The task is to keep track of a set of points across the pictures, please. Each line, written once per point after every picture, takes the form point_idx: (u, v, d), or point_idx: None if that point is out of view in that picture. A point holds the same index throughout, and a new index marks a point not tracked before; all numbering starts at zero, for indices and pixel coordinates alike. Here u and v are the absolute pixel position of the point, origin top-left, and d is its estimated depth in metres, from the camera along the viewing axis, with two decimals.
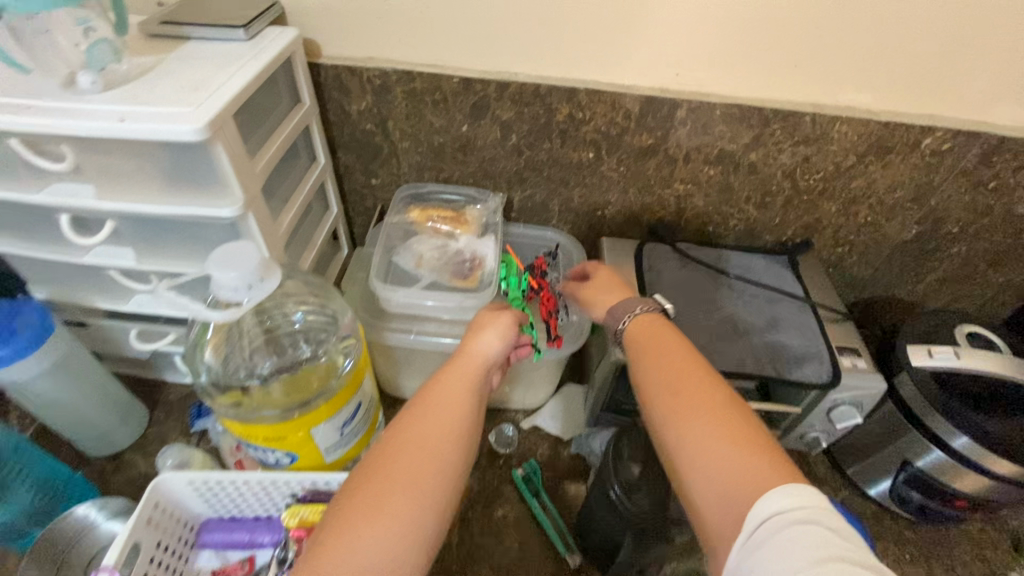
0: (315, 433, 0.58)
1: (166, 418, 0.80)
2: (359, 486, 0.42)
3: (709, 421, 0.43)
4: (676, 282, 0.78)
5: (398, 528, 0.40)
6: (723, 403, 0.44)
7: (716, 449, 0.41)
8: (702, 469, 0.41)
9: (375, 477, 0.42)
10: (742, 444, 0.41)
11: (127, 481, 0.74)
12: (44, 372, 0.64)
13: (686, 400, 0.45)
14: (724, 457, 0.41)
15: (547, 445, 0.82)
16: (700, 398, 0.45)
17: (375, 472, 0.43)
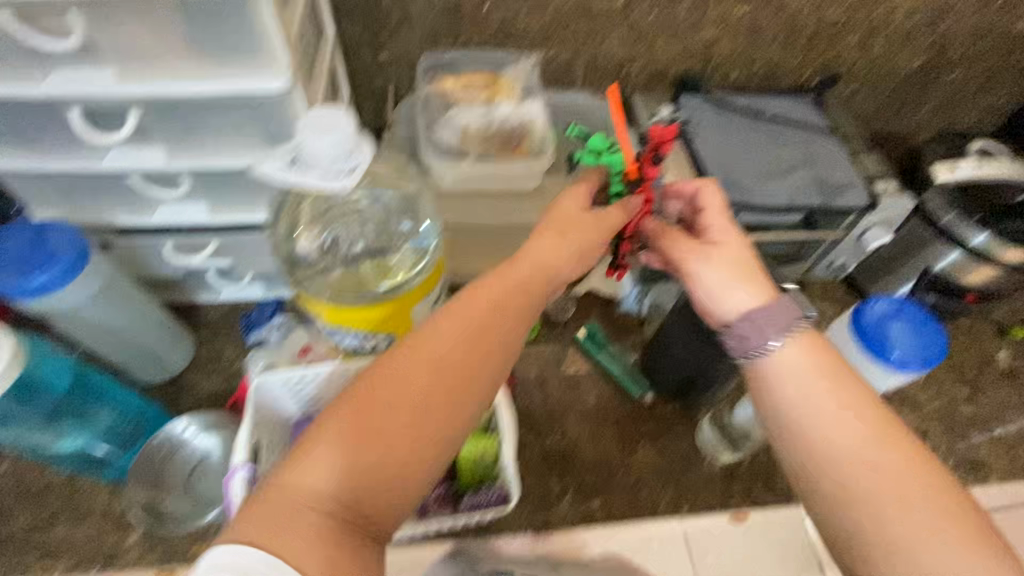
0: (415, 312, 0.59)
1: (214, 337, 0.76)
2: (397, 359, 0.44)
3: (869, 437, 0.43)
4: (719, 130, 0.78)
5: (441, 426, 0.42)
6: (898, 431, 0.44)
7: (914, 492, 0.41)
8: (864, 470, 0.42)
9: (418, 367, 0.43)
10: (935, 486, 0.41)
11: (197, 401, 0.71)
12: (94, 298, 0.58)
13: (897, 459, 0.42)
14: (906, 487, 0.41)
15: (602, 307, 0.85)
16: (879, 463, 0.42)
17: (414, 355, 0.43)
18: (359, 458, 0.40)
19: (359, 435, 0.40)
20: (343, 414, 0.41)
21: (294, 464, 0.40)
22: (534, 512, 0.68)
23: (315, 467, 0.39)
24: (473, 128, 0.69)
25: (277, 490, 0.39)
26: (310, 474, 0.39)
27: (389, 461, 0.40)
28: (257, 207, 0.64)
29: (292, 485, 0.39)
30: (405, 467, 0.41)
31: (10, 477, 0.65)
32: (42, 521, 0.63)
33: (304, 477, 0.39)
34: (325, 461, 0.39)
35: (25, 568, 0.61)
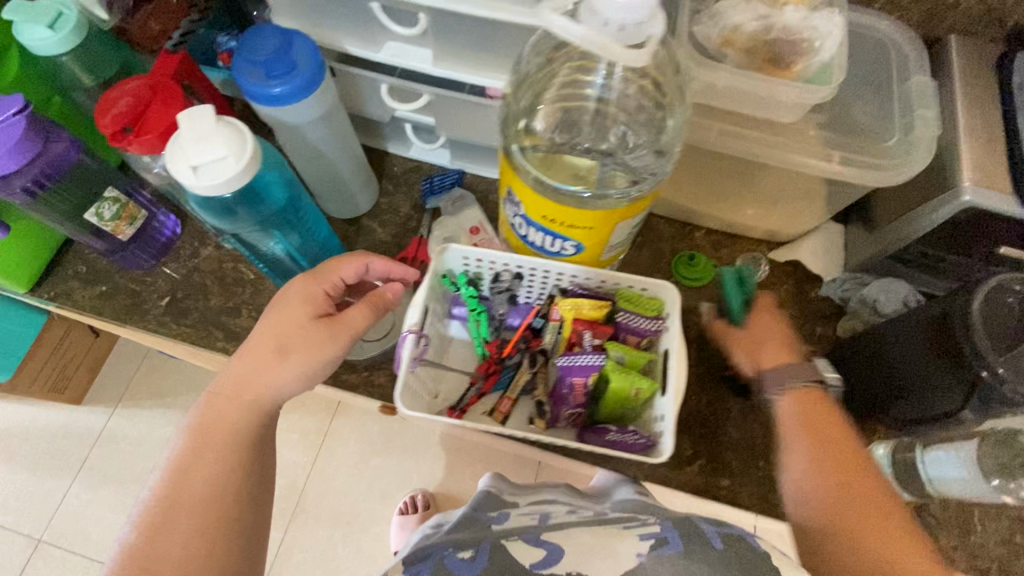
0: (619, 227, 0.52)
1: (395, 192, 0.77)
2: (268, 322, 0.51)
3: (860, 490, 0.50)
4: None
5: (209, 475, 0.47)
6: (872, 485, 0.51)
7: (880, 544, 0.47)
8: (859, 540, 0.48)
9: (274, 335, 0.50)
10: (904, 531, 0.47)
11: (369, 247, 0.74)
12: (318, 121, 0.58)
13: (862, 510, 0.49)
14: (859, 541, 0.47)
15: (794, 282, 0.73)
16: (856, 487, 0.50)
17: (298, 335, 0.50)
18: (285, 338, 0.50)
19: (238, 401, 0.49)
20: (152, 503, 0.46)
21: (218, 404, 0.49)
22: (657, 468, 0.64)
23: (252, 386, 0.49)
24: (741, 33, 0.56)
25: (220, 394, 0.49)
26: (196, 464, 0.47)
27: (176, 525, 0.45)
28: (478, 69, 0.59)
29: (210, 433, 0.48)
30: (249, 387, 0.49)
31: (212, 262, 0.72)
32: (229, 308, 0.71)
33: (288, 327, 0.50)
34: (199, 468, 0.47)
35: (211, 341, 0.69)
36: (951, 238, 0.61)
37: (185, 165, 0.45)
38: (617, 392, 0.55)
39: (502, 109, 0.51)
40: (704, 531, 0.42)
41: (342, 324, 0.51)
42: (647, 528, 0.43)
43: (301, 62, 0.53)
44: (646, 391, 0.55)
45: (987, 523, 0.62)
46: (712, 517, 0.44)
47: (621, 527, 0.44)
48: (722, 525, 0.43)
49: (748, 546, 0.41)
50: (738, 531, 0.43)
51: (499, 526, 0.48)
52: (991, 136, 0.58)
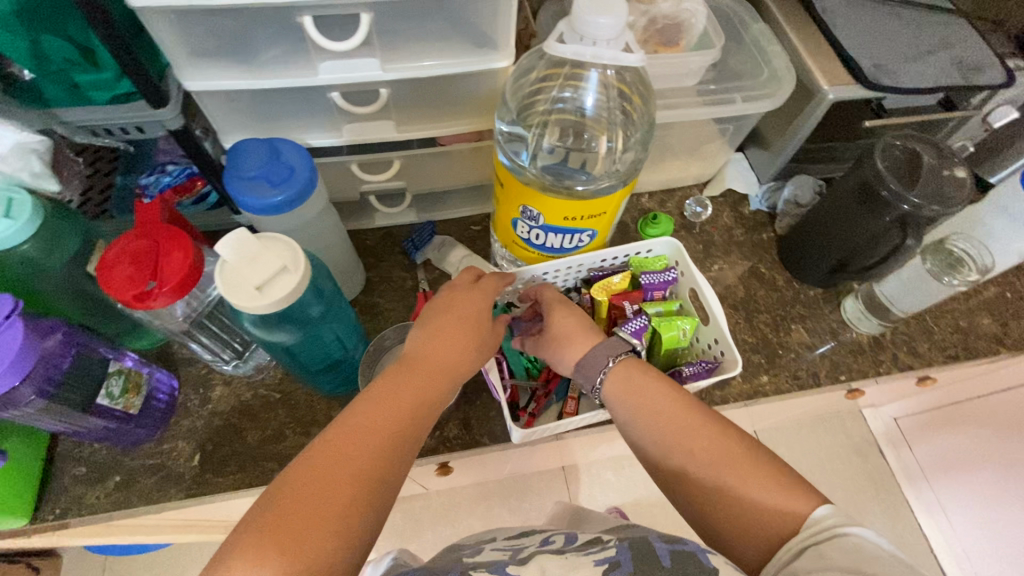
0: (624, 204, 0.61)
1: (380, 261, 0.79)
2: (450, 319, 0.53)
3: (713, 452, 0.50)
4: (853, 18, 0.79)
5: (343, 506, 0.41)
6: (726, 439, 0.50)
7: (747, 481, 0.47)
8: (730, 482, 0.48)
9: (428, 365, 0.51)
10: (768, 475, 0.47)
11: (380, 319, 0.75)
12: (318, 214, 0.59)
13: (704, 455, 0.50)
14: (745, 480, 0.47)
15: (731, 207, 0.88)
16: (680, 428, 0.52)
17: (485, 336, 0.56)
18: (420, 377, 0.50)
19: (423, 390, 0.49)
20: (318, 457, 0.43)
21: (396, 388, 0.48)
22: (714, 394, 0.73)
23: (384, 409, 0.47)
24: (634, 28, 0.69)
25: (362, 409, 0.46)
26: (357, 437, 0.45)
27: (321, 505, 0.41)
28: (438, 121, 0.65)
29: (335, 456, 0.43)
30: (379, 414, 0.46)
31: (229, 400, 0.68)
32: (268, 436, 0.67)
33: (431, 366, 0.51)
34: (363, 435, 0.45)
35: (267, 476, 0.65)
36: (828, 127, 0.78)
37: (247, 289, 0.45)
38: (668, 338, 0.64)
39: (501, 132, 0.58)
40: (657, 553, 0.45)
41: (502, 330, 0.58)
42: (603, 554, 0.46)
43: (296, 164, 0.54)
44: (691, 327, 0.64)
45: (938, 322, 0.81)
46: (669, 537, 0.49)
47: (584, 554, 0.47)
48: (675, 542, 0.47)
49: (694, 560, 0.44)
50: (689, 547, 0.47)
51: (471, 560, 0.52)
52: (822, 48, 0.77)
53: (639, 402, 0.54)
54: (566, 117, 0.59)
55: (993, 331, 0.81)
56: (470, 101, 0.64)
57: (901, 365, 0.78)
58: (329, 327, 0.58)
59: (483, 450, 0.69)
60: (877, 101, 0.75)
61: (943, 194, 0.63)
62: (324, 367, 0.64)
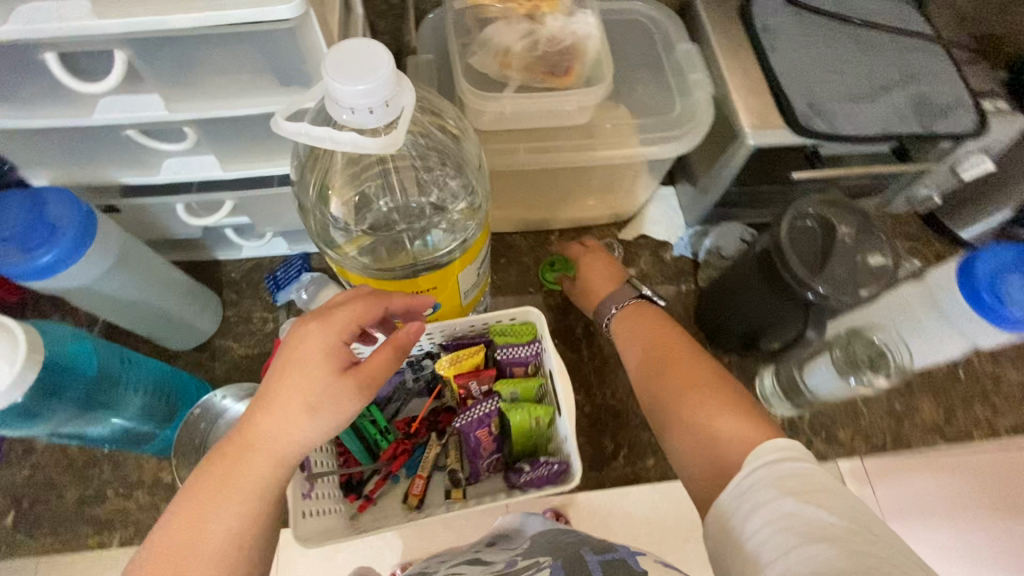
0: (462, 278, 0.51)
1: (241, 299, 0.71)
2: (275, 391, 0.39)
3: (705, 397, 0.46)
4: (799, 43, 0.66)
5: None
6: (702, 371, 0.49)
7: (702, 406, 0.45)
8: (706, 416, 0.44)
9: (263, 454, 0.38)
10: (725, 398, 0.45)
11: (231, 367, 0.68)
12: (108, 273, 0.52)
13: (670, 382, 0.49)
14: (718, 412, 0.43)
15: (651, 251, 0.78)
16: (684, 371, 0.49)
17: (335, 400, 0.39)
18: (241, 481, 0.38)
19: (246, 493, 0.38)
20: None
21: (204, 498, 0.38)
22: (589, 476, 0.65)
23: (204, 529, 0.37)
24: (513, 54, 0.58)
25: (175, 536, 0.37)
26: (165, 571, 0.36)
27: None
28: (271, 159, 0.56)
29: None
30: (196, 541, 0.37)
31: (52, 452, 0.63)
32: (89, 495, 0.62)
33: (256, 463, 0.38)
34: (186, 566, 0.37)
35: (80, 541, 0.60)
36: (756, 172, 0.67)
37: None
38: (518, 427, 0.57)
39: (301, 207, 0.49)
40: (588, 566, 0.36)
41: (366, 378, 0.40)
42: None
43: (60, 226, 0.47)
44: (546, 417, 0.56)
45: (870, 405, 0.70)
46: (601, 544, 0.40)
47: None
48: (606, 552, 0.38)
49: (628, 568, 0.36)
50: (619, 555, 0.38)
51: None
52: (754, 79, 0.64)
53: (635, 332, 0.57)
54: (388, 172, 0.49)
55: (933, 418, 0.70)
56: None
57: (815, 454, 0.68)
58: (100, 406, 0.52)
59: None
60: (812, 148, 0.63)
61: (853, 282, 0.52)
62: (131, 436, 0.58)
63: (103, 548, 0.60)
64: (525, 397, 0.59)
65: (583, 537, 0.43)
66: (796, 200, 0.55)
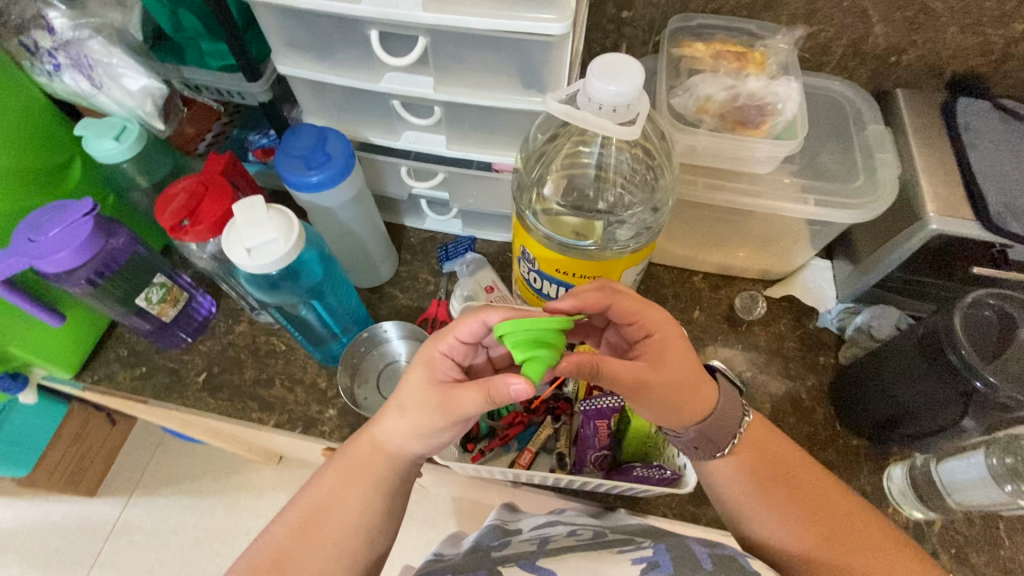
0: (625, 275, 0.58)
1: (414, 259, 0.83)
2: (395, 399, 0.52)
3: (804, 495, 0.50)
4: (1002, 146, 0.66)
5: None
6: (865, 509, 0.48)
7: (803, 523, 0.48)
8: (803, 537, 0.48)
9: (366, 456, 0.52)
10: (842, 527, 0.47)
11: (392, 312, 0.79)
12: (347, 203, 0.65)
13: (792, 494, 0.50)
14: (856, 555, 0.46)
15: (792, 316, 0.78)
16: (803, 481, 0.51)
17: (427, 407, 0.49)
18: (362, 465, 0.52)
19: (361, 475, 0.51)
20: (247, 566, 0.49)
21: (339, 475, 0.52)
22: (685, 507, 0.66)
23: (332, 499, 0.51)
24: (712, 102, 0.65)
25: (313, 504, 0.51)
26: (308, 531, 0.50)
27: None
28: (488, 148, 0.67)
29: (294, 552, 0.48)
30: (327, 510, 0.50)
31: (245, 337, 0.77)
32: (262, 380, 0.74)
33: (367, 456, 0.52)
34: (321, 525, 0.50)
35: (246, 413, 0.72)
36: (928, 259, 0.66)
37: (241, 248, 0.51)
38: (637, 428, 0.60)
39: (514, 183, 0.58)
40: (697, 555, 0.46)
41: (447, 393, 0.48)
42: (641, 553, 0.47)
43: (335, 156, 0.60)
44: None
45: (1016, 539, 0.63)
46: (707, 541, 0.49)
47: (616, 553, 0.49)
48: (715, 547, 0.48)
49: (734, 564, 0.45)
50: (733, 552, 0.48)
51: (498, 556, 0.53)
52: (946, 171, 0.65)
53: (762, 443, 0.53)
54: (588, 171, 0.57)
55: None
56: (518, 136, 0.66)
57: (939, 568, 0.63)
58: (318, 302, 0.64)
59: (433, 467, 0.70)
60: (999, 248, 0.62)
61: None
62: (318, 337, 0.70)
63: (261, 424, 0.72)
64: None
65: (677, 534, 0.52)
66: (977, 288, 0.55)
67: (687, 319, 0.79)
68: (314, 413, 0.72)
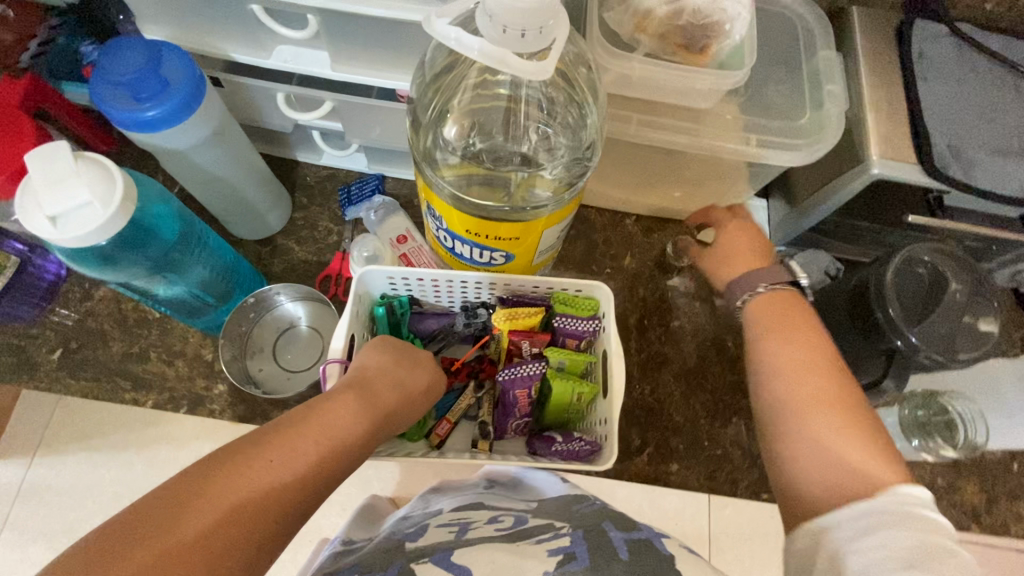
0: (546, 235, 0.50)
1: (311, 204, 0.71)
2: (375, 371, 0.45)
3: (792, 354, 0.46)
4: (953, 79, 0.60)
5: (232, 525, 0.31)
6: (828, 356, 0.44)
7: (799, 389, 0.42)
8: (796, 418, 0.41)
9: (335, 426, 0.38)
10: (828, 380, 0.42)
11: (288, 269, 0.69)
12: (205, 143, 0.52)
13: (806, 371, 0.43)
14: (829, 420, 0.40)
15: None
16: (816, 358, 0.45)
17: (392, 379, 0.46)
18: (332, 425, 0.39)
19: (328, 438, 0.38)
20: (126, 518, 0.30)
21: (295, 424, 0.37)
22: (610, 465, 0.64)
23: (284, 450, 0.35)
24: (650, 19, 0.55)
25: (268, 445, 0.35)
26: (322, 441, 0.37)
27: (240, 479, 0.33)
28: (380, 70, 0.55)
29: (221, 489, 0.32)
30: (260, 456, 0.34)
31: (107, 304, 0.65)
32: (133, 353, 0.63)
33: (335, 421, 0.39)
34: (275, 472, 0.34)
35: (117, 394, 0.62)
36: (865, 204, 0.63)
37: (40, 215, 0.39)
38: (558, 399, 0.56)
39: (412, 114, 0.47)
40: (613, 541, 0.35)
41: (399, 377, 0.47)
42: (557, 540, 0.35)
43: (173, 87, 0.46)
44: (588, 397, 0.55)
45: (912, 473, 0.67)
46: (625, 523, 0.38)
47: (531, 540, 0.36)
48: (631, 530, 0.37)
49: (654, 551, 0.35)
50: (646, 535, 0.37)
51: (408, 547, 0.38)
52: (895, 108, 0.59)
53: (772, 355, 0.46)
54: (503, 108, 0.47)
55: (974, 505, 0.67)
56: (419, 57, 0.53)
57: None
58: (174, 275, 0.53)
59: None
60: (937, 194, 0.58)
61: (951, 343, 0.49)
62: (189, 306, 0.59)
63: (136, 406, 0.62)
64: (572, 370, 0.57)
65: (603, 505, 0.41)
66: (914, 243, 0.52)
67: (619, 267, 0.74)
68: (201, 389, 0.63)
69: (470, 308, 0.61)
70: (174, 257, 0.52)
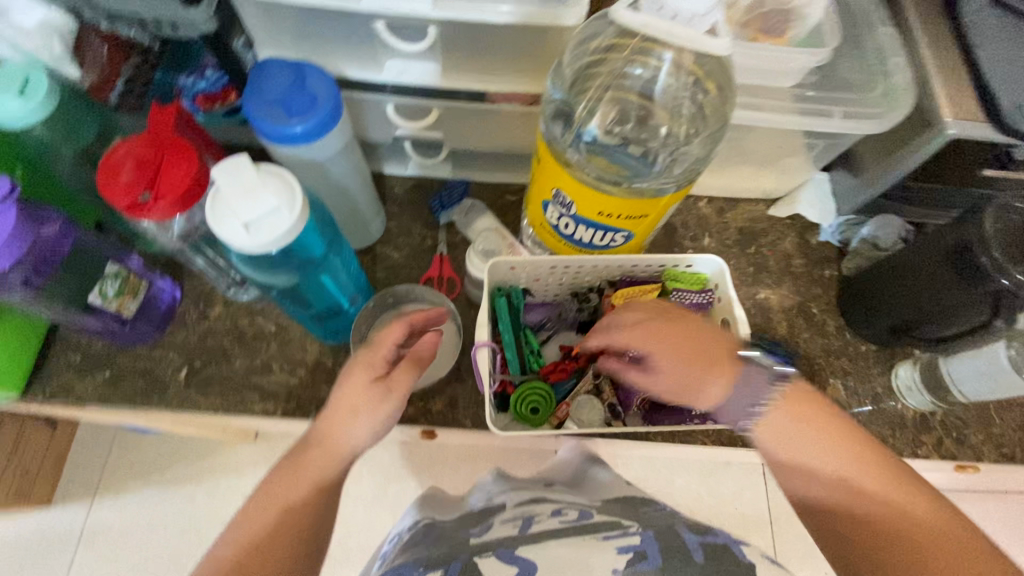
0: (669, 212, 0.54)
1: (404, 211, 0.74)
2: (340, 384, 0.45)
3: (872, 483, 0.43)
4: (1006, 43, 0.65)
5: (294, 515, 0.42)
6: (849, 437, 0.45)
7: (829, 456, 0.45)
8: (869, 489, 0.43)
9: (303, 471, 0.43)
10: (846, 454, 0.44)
11: (391, 274, 0.71)
12: (340, 152, 0.55)
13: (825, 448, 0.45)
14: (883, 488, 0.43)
15: (797, 233, 0.79)
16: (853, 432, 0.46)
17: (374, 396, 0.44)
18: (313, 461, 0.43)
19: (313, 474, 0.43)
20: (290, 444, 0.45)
21: (279, 479, 0.43)
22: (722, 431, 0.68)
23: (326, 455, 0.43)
24: (734, 8, 0.59)
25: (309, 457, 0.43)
26: (328, 462, 0.43)
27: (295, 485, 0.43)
28: (489, 75, 0.58)
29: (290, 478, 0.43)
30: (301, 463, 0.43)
31: (225, 322, 0.67)
32: (256, 366, 0.66)
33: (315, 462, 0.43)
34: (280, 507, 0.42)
35: (246, 406, 0.64)
36: (937, 166, 0.67)
37: (236, 224, 0.42)
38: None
39: (552, 104, 0.51)
40: (686, 544, 0.34)
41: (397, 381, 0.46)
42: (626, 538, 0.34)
43: (321, 102, 0.49)
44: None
45: (1003, 414, 0.71)
46: (699, 530, 0.37)
47: (598, 538, 0.35)
48: (705, 535, 0.36)
49: (735, 560, 0.33)
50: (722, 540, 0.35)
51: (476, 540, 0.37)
52: (959, 73, 0.64)
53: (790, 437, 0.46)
54: (629, 97, 0.50)
55: None
56: (526, 58, 0.57)
57: (943, 452, 0.69)
58: (327, 276, 0.56)
59: (465, 433, 0.67)
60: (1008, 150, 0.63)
61: None
62: (319, 314, 0.62)
63: (266, 417, 0.64)
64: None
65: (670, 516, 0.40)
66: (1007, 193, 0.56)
67: (699, 248, 0.78)
68: (327, 395, 0.65)
69: (581, 295, 0.66)
70: (331, 260, 0.54)
